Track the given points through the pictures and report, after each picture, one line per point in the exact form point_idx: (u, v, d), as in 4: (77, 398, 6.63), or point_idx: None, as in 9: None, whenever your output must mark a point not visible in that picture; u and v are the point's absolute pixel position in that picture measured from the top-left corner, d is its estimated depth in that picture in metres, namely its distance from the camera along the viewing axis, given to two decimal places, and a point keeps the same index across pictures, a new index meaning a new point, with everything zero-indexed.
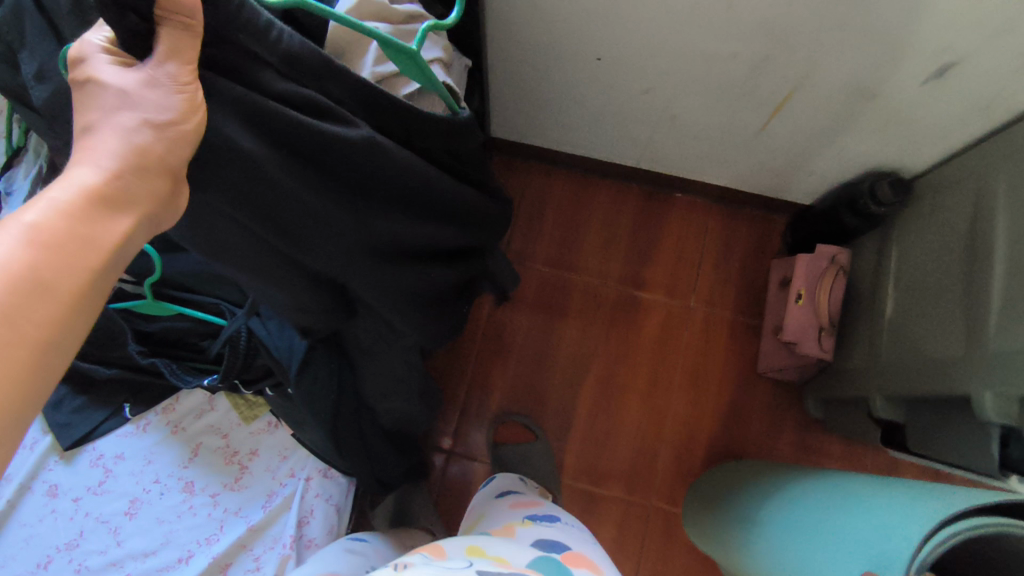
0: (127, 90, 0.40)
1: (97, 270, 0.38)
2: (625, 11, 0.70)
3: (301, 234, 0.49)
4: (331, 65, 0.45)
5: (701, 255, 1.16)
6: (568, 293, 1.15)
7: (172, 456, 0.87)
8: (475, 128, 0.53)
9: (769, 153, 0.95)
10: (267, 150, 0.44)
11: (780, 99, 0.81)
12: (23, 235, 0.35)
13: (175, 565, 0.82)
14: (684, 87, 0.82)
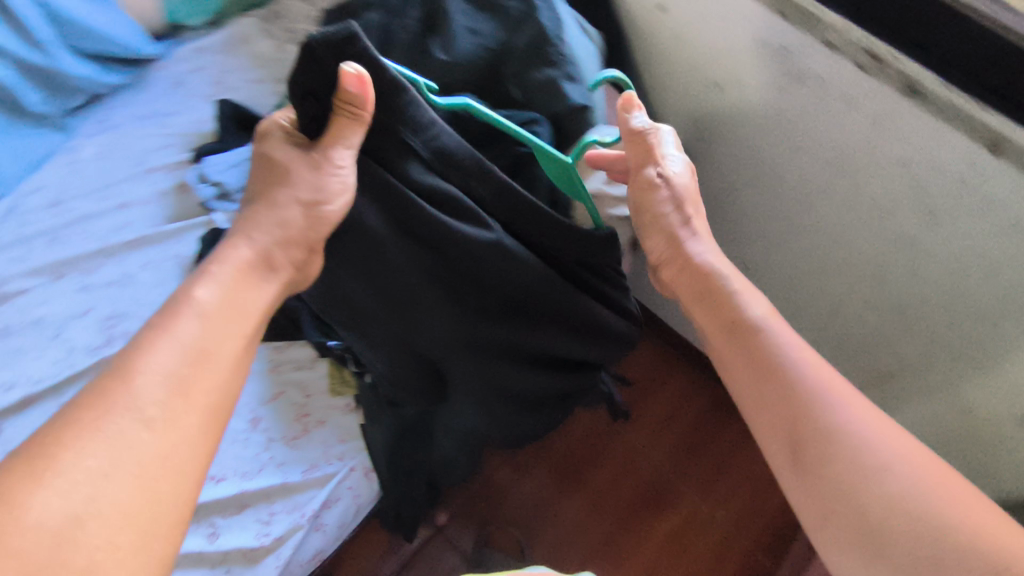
0: (290, 165, 0.60)
1: (243, 336, 0.54)
2: (831, 142, 0.81)
3: (417, 311, 0.68)
4: (481, 170, 0.65)
5: (738, 473, 1.28)
6: (607, 455, 1.30)
7: (257, 389, 0.87)
8: (609, 244, 0.68)
9: (865, 354, 1.04)
10: (398, 235, 0.66)
11: (909, 310, 0.91)
12: (197, 310, 0.52)
13: (206, 481, 0.81)
14: (837, 228, 0.91)
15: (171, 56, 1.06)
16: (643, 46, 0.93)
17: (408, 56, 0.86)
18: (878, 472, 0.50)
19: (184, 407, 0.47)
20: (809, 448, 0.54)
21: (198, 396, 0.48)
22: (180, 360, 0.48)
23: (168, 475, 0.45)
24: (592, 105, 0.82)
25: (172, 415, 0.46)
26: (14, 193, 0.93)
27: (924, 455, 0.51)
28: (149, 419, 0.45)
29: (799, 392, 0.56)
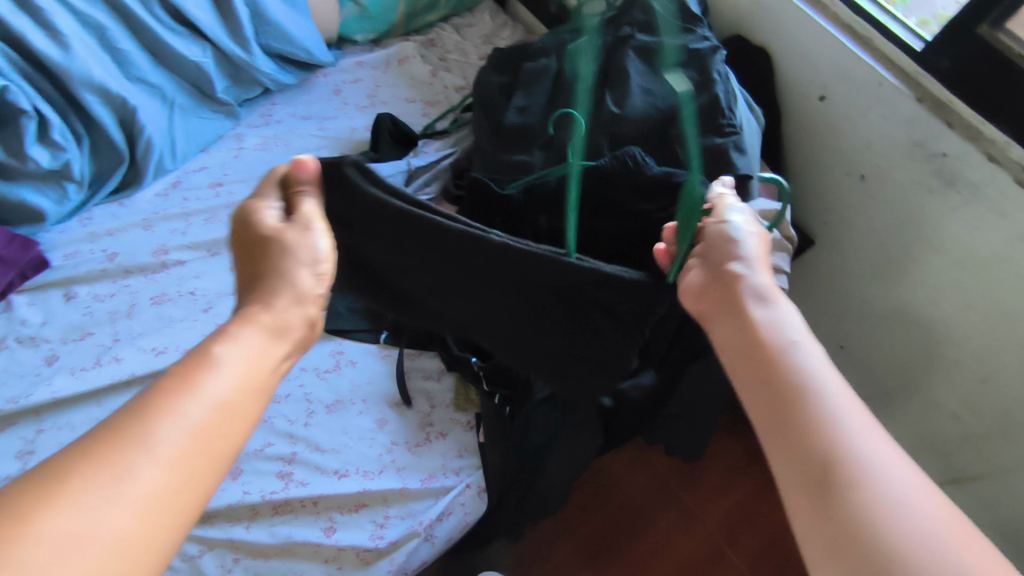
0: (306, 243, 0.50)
1: (261, 395, 0.42)
2: (947, 241, 0.85)
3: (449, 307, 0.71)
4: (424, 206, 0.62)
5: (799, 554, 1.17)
6: (665, 508, 1.22)
7: (386, 392, 0.91)
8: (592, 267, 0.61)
9: (956, 461, 0.98)
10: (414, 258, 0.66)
11: (1012, 415, 0.86)
12: (220, 364, 0.40)
13: (329, 474, 0.83)
14: (945, 322, 0.90)
15: (335, 66, 1.15)
16: (793, 130, 0.99)
17: (580, 102, 0.93)
18: (859, 489, 0.36)
19: (194, 456, 0.36)
20: (806, 456, 0.39)
21: (216, 448, 0.37)
22: (209, 406, 0.38)
23: (160, 532, 0.34)
24: (754, 174, 0.84)
25: (188, 461, 0.36)
26: (181, 169, 0.99)
27: (888, 455, 0.38)
28: (166, 455, 0.35)
29: (768, 360, 0.46)
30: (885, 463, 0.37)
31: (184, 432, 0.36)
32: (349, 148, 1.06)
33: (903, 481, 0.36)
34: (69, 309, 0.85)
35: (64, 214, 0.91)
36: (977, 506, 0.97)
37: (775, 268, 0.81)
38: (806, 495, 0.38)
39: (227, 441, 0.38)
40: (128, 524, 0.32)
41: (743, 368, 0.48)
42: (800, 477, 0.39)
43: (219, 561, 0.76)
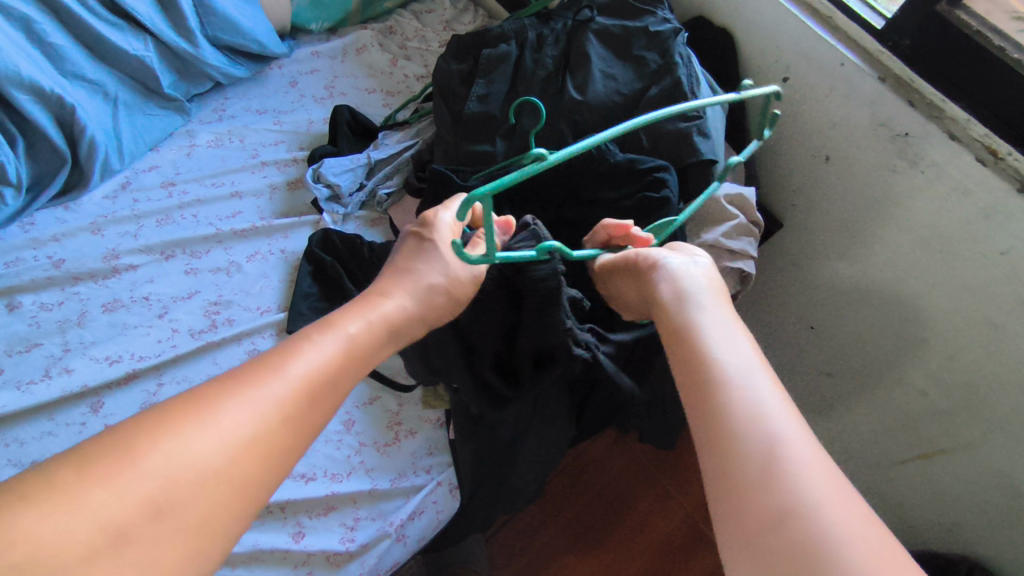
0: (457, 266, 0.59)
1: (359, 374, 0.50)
2: (906, 217, 0.85)
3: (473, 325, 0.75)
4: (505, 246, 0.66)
5: None
6: (643, 492, 1.22)
7: (354, 392, 0.89)
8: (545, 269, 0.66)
9: (923, 438, 0.98)
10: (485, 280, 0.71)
11: (975, 391, 0.87)
12: (343, 339, 0.49)
13: (296, 479, 0.81)
14: (907, 300, 0.90)
15: (291, 57, 1.11)
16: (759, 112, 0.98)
17: (541, 89, 0.91)
18: (775, 483, 0.37)
19: (297, 412, 0.43)
20: (747, 480, 0.38)
21: (313, 411, 0.44)
22: (313, 371, 0.46)
23: (252, 470, 0.40)
24: (718, 159, 0.83)
25: (288, 416, 0.43)
26: (129, 168, 0.95)
27: (831, 484, 0.37)
28: (270, 408, 0.42)
29: (718, 378, 0.44)
30: (827, 492, 0.37)
31: (292, 385, 0.44)
32: (306, 142, 1.03)
33: (846, 512, 0.36)
34: (13, 319, 0.81)
35: (5, 221, 0.87)
36: (945, 480, 0.98)
37: (740, 254, 0.81)
38: (746, 523, 0.37)
39: (320, 408, 0.45)
40: (231, 457, 0.39)
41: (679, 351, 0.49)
42: (740, 513, 0.37)
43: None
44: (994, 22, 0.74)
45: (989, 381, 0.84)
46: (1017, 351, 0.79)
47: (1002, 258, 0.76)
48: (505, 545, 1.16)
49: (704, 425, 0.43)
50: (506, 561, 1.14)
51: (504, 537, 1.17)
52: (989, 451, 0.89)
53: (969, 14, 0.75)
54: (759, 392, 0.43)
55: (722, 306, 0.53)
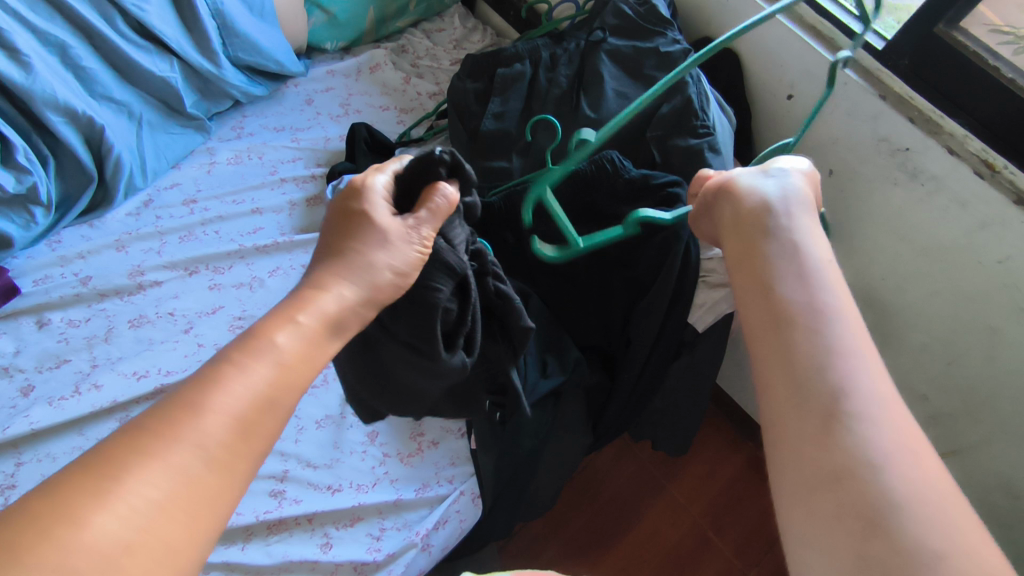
0: (373, 207, 0.51)
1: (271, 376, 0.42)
2: (904, 229, 0.89)
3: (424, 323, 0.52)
4: (426, 176, 0.52)
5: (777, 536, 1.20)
6: (651, 500, 1.24)
7: None
8: (440, 168, 0.52)
9: None
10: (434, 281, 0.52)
11: (972, 393, 0.90)
12: (275, 357, 0.42)
13: (323, 490, 0.82)
14: (905, 309, 0.93)
15: (306, 76, 1.14)
16: (764, 127, 1.02)
17: (556, 108, 0.95)
18: (846, 427, 0.38)
19: (236, 459, 0.39)
20: (807, 431, 0.39)
21: (256, 442, 0.40)
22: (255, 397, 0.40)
23: (206, 521, 0.37)
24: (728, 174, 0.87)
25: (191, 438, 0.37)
26: (152, 187, 0.97)
27: (888, 428, 0.38)
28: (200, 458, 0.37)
29: (784, 316, 0.44)
30: (885, 440, 0.37)
31: (229, 425, 0.39)
32: (323, 159, 1.05)
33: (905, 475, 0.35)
34: (42, 336, 0.83)
35: (32, 240, 0.89)
36: None
37: None
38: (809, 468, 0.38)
39: (235, 401, 0.40)
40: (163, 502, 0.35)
41: (755, 289, 0.47)
42: (805, 461, 0.39)
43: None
44: (983, 41, 0.80)
45: (988, 384, 0.88)
46: (1017, 355, 0.83)
47: (1000, 266, 0.80)
48: (517, 553, 1.17)
49: (769, 371, 0.43)
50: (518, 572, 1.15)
51: (515, 546, 1.18)
52: (988, 451, 0.92)
53: (965, 35, 0.80)
54: (819, 336, 0.42)
55: (816, 244, 0.48)
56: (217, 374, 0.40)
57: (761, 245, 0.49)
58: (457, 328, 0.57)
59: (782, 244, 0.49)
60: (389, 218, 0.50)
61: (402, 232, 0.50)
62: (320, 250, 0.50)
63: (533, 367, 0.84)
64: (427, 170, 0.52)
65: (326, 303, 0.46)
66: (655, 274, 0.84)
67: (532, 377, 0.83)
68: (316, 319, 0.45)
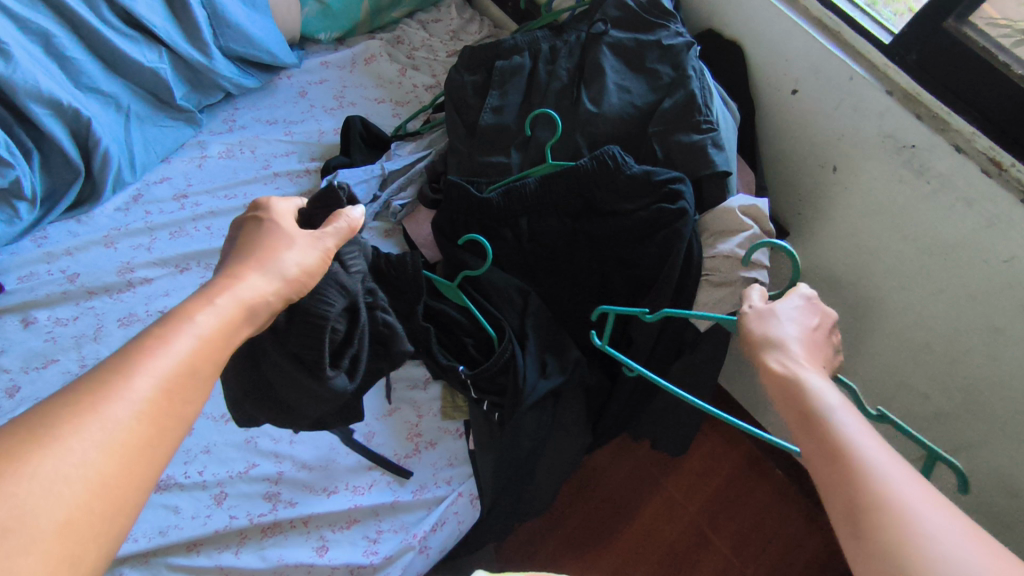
0: (276, 215, 0.54)
1: (196, 347, 0.42)
2: (909, 227, 0.87)
3: (304, 341, 0.59)
4: (330, 201, 0.58)
5: (774, 532, 1.20)
6: (647, 496, 1.23)
7: (373, 405, 0.87)
8: (341, 198, 0.58)
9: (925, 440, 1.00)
10: (312, 305, 0.59)
11: (974, 391, 0.89)
12: (195, 330, 0.43)
13: (318, 492, 0.80)
14: (907, 308, 0.92)
15: (300, 67, 1.11)
16: (766, 122, 1.00)
17: (556, 101, 0.92)
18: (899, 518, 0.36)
19: (163, 422, 0.39)
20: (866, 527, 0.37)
21: (184, 401, 0.41)
22: (182, 362, 0.41)
23: (140, 474, 0.37)
24: (732, 171, 0.85)
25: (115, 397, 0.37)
26: (141, 182, 0.95)
27: (931, 499, 0.37)
28: (128, 420, 0.37)
29: (817, 417, 0.44)
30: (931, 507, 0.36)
31: (157, 385, 0.39)
32: (318, 153, 1.03)
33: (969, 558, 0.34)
34: (29, 335, 0.80)
35: (17, 235, 0.86)
36: (946, 482, 1.00)
37: (756, 263, 0.82)
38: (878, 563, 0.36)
39: (161, 366, 0.40)
40: (94, 461, 0.35)
41: (793, 409, 0.46)
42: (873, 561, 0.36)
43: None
44: (994, 34, 0.78)
45: (991, 382, 0.87)
46: (1021, 355, 0.82)
47: (1006, 265, 0.79)
48: (514, 550, 1.16)
49: (826, 478, 0.41)
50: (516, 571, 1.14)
51: (512, 544, 1.17)
52: (989, 449, 0.91)
53: (975, 30, 0.78)
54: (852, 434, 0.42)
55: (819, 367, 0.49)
56: (145, 342, 0.41)
57: (800, 380, 0.47)
58: (344, 347, 0.64)
59: (820, 382, 0.47)
60: (294, 226, 0.54)
61: (308, 236, 0.53)
62: (253, 249, 0.51)
63: (532, 367, 0.83)
64: (331, 198, 0.58)
65: (245, 288, 0.48)
66: (662, 277, 0.82)
67: (531, 377, 0.82)
68: (234, 300, 0.46)
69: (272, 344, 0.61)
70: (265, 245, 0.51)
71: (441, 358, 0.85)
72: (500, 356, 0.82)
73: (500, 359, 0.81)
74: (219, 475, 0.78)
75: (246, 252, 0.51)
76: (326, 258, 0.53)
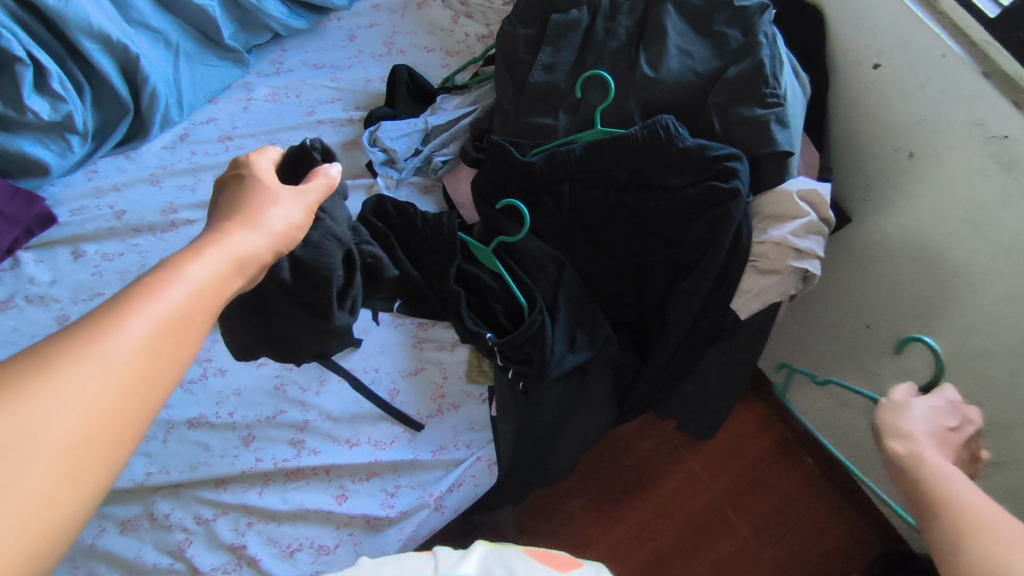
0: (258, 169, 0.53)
1: (191, 298, 0.42)
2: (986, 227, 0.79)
3: (311, 291, 0.61)
4: (306, 159, 0.58)
5: (796, 522, 1.17)
6: (670, 472, 1.22)
7: (401, 361, 0.88)
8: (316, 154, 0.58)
9: None
10: (311, 257, 0.60)
11: None
12: (190, 281, 0.42)
13: (341, 443, 0.82)
14: (970, 314, 0.84)
15: (351, 10, 1.09)
16: (839, 98, 0.92)
17: (612, 62, 0.87)
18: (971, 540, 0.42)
19: (156, 371, 0.38)
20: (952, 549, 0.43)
21: (180, 349, 0.40)
22: (179, 310, 0.40)
23: (132, 417, 0.37)
24: (795, 151, 0.79)
25: (109, 344, 0.36)
26: (188, 121, 0.96)
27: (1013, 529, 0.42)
28: (121, 367, 0.36)
29: (924, 476, 0.50)
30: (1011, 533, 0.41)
31: (151, 333, 0.38)
32: (363, 102, 1.00)
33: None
34: (78, 267, 0.83)
35: (69, 167, 0.89)
36: None
37: (808, 253, 0.77)
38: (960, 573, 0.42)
39: (154, 314, 0.39)
40: (88, 408, 0.35)
41: (907, 476, 0.52)
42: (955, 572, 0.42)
43: (181, 505, 0.76)
44: None
45: None
46: None
47: None
48: (532, 509, 1.18)
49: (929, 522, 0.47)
50: (531, 531, 1.16)
51: (531, 504, 1.19)
52: None
53: None
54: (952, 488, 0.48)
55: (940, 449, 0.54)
56: (140, 290, 0.40)
57: (916, 457, 0.53)
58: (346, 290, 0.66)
59: (939, 463, 0.52)
60: (276, 181, 0.53)
61: (293, 190, 0.53)
62: (237, 207, 0.50)
63: (560, 340, 0.81)
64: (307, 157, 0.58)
65: (240, 241, 0.47)
66: (707, 257, 0.77)
67: (558, 350, 0.80)
68: (226, 253, 0.45)
69: (276, 299, 0.62)
70: (260, 202, 0.50)
71: (468, 322, 0.83)
72: (529, 326, 0.80)
73: (529, 329, 0.79)
74: (248, 418, 0.81)
75: (232, 207, 0.50)
76: (310, 213, 0.53)
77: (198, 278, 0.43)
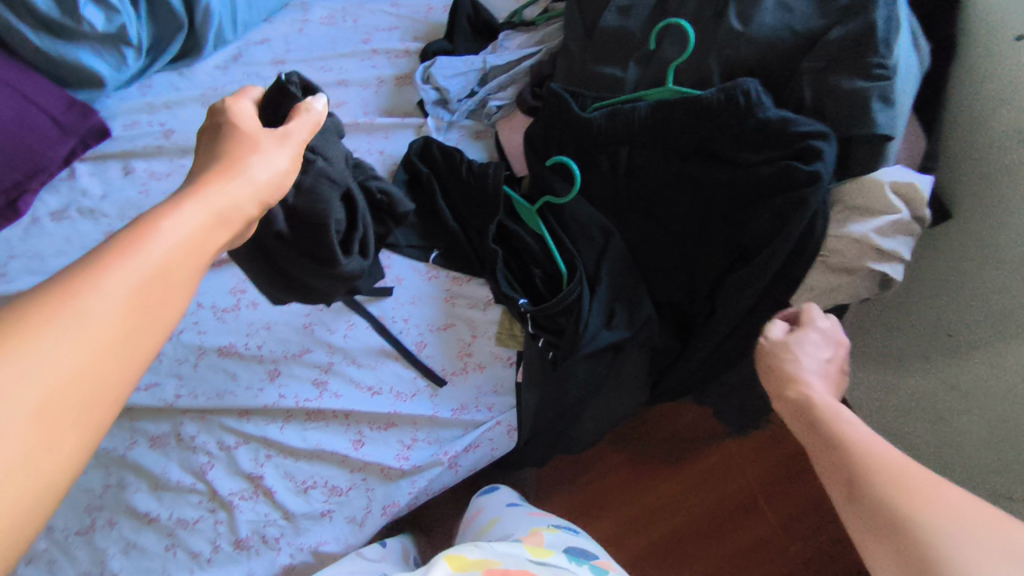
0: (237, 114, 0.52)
1: (173, 251, 0.40)
2: None
3: (311, 237, 0.60)
4: (284, 98, 0.57)
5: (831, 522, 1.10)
6: (705, 450, 1.18)
7: (431, 314, 0.85)
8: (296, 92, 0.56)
9: None
10: (307, 203, 0.59)
11: None
12: (171, 235, 0.40)
13: (365, 390, 0.81)
14: None
15: None
16: (964, 70, 0.78)
17: (695, 10, 0.76)
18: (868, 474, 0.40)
19: (139, 328, 0.36)
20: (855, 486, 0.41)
21: (165, 305, 0.38)
22: (158, 267, 0.38)
23: (117, 378, 0.35)
24: (896, 135, 0.68)
25: (84, 302, 0.34)
26: (242, 41, 0.93)
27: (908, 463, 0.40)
28: (101, 324, 0.35)
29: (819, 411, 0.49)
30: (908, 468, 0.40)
31: (131, 288, 0.37)
32: (421, 32, 0.95)
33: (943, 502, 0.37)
34: (127, 184, 0.84)
35: (125, 81, 0.88)
36: None
37: (890, 255, 0.67)
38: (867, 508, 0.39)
39: (133, 269, 0.37)
40: (67, 365, 0.33)
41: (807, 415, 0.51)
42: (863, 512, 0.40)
43: (206, 429, 0.78)
44: None
45: None
46: None
47: None
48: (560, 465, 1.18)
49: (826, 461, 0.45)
50: (557, 485, 1.17)
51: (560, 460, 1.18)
52: None
53: None
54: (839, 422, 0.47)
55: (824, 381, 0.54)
56: (116, 245, 0.38)
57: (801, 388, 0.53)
58: (352, 234, 0.65)
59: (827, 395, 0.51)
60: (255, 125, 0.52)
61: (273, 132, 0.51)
62: (220, 155, 0.49)
63: (597, 314, 0.76)
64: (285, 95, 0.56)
65: (223, 192, 0.45)
66: (772, 248, 0.69)
67: (593, 325, 0.75)
68: (204, 205, 0.43)
69: (280, 247, 0.62)
70: (242, 152, 0.49)
71: (502, 285, 0.79)
72: (563, 296, 0.75)
73: (564, 300, 0.75)
74: (275, 353, 0.81)
75: (213, 158, 0.49)
76: (294, 156, 0.52)
77: (179, 232, 0.41)
